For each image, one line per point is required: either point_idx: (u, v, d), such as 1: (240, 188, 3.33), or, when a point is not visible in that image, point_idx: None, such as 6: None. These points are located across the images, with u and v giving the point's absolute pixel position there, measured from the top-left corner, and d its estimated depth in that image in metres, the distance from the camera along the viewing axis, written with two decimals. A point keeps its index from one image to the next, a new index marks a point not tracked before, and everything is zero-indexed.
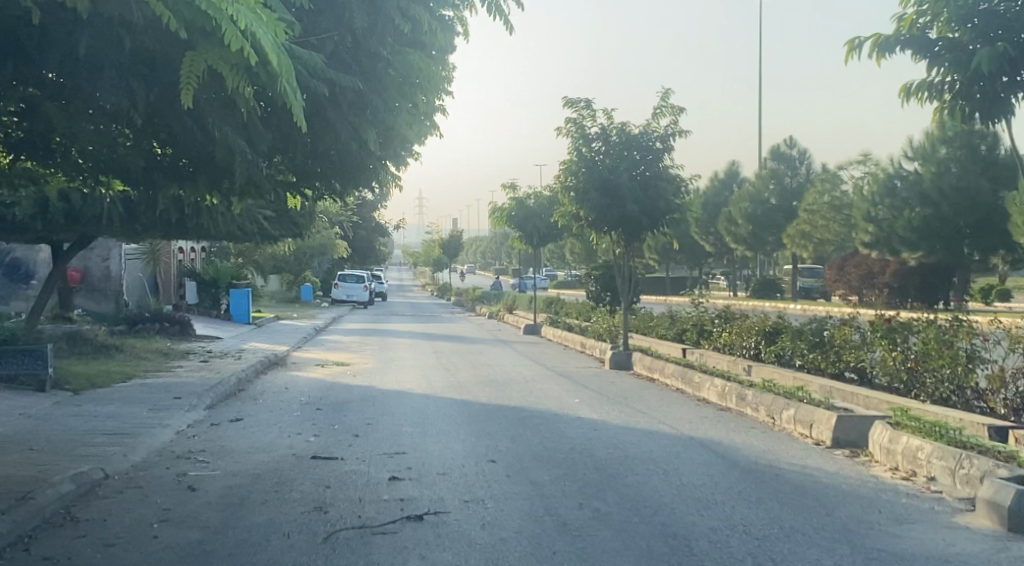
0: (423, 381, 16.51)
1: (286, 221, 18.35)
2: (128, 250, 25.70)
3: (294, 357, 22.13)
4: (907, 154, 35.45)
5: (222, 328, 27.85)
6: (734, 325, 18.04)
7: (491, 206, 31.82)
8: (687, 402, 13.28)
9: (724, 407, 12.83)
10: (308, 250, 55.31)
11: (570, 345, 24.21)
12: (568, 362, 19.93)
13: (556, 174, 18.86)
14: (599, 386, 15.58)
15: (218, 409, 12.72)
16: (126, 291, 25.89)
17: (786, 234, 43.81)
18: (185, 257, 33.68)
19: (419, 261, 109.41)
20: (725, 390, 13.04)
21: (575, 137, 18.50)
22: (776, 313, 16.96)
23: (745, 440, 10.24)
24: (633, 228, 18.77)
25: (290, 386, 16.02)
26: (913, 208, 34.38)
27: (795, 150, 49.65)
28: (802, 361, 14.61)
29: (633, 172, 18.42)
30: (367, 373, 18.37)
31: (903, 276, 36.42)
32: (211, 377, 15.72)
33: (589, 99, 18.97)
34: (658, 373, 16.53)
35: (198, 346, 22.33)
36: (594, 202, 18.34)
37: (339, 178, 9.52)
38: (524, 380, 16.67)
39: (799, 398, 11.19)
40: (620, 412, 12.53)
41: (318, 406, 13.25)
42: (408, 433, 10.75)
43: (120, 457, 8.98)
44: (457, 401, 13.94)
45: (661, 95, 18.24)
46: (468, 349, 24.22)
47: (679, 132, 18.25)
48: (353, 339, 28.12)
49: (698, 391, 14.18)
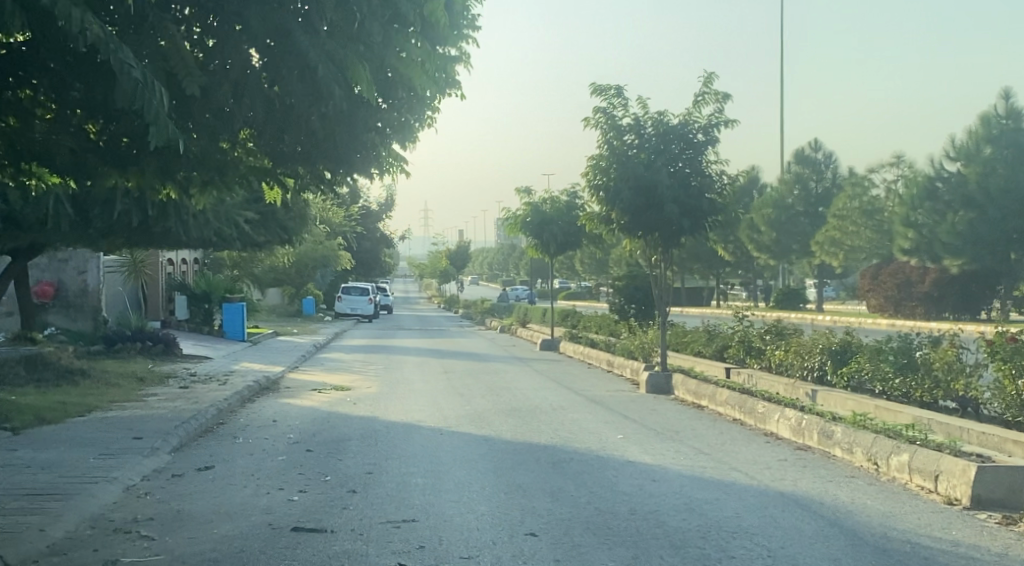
0: (434, 411, 14.24)
1: (270, 224, 16.28)
2: (107, 262, 23.57)
3: (288, 380, 19.86)
4: (950, 153, 33.15)
5: (212, 347, 25.71)
6: (789, 343, 15.76)
7: (504, 212, 29.53)
8: (754, 439, 11.00)
9: (803, 445, 10.53)
10: (310, 262, 53.13)
11: (595, 364, 21.96)
12: (597, 384, 17.66)
13: (583, 171, 16.60)
14: (640, 416, 13.32)
15: (187, 452, 10.43)
16: (106, 306, 23.74)
17: (814, 241, 41.49)
18: (175, 269, 31.47)
19: (425, 273, 107.34)
20: (802, 424, 10.75)
21: (606, 130, 16.28)
22: (842, 330, 14.70)
23: (854, 497, 7.93)
24: (672, 234, 16.49)
25: (281, 417, 13.75)
26: (956, 211, 32.05)
27: (820, 153, 47.70)
28: (885, 387, 12.31)
29: (671, 168, 16.17)
30: (370, 400, 16.10)
31: (943, 285, 34.16)
32: (186, 407, 13.47)
33: (620, 86, 16.74)
34: (707, 399, 14.25)
35: (181, 367, 20.07)
36: (627, 202, 16.08)
37: (324, 146, 7.59)
38: (551, 407, 14.43)
39: (911, 438, 8.91)
40: (677, 453, 10.26)
41: (308, 447, 10.94)
42: (419, 488, 8.47)
43: (35, 533, 6.69)
44: (475, 437, 11.67)
45: (704, 80, 16.08)
46: (482, 369, 21.99)
47: (725, 122, 16.01)
48: (356, 357, 25.86)
49: (763, 423, 11.89)
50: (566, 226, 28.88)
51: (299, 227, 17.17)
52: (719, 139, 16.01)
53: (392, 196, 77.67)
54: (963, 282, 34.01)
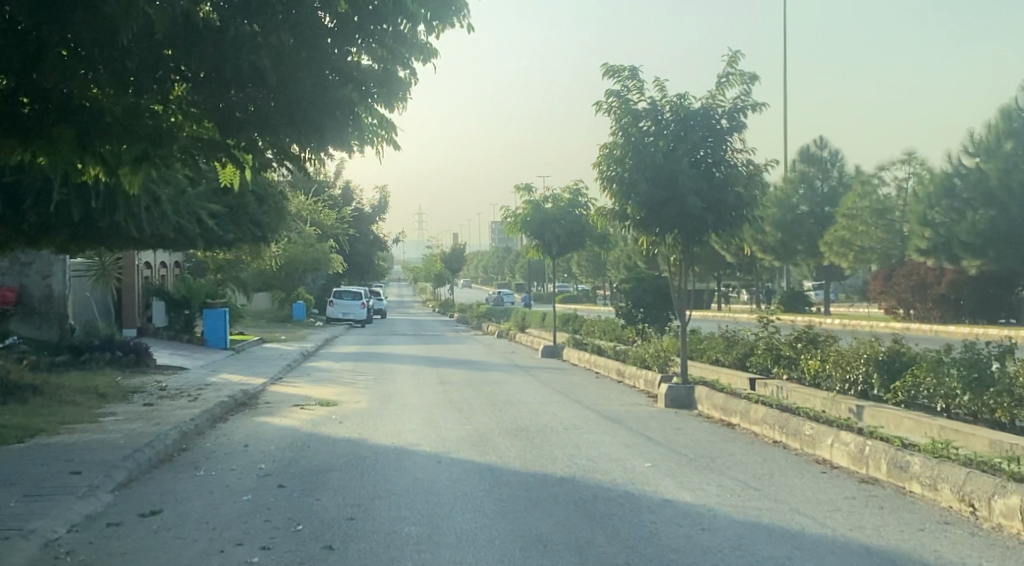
0: (429, 431, 12.54)
1: (240, 219, 14.83)
2: (74, 266, 21.89)
3: (269, 393, 18.16)
4: (968, 148, 31.20)
5: (190, 357, 24.06)
6: (824, 351, 14.07)
7: (502, 211, 27.83)
8: (806, 470, 9.31)
9: (870, 478, 8.84)
10: (300, 266, 51.37)
11: (604, 374, 20.27)
12: (609, 398, 16.01)
13: (594, 162, 14.91)
14: (664, 437, 11.66)
15: (134, 492, 8.74)
16: (72, 313, 22.06)
17: (823, 241, 39.82)
18: (154, 272, 29.77)
19: (421, 277, 105.47)
20: (865, 451, 9.08)
21: (620, 115, 14.61)
22: (885, 337, 13.04)
23: (961, 557, 6.25)
24: (693, 231, 14.78)
25: (255, 439, 12.10)
26: (976, 209, 30.35)
27: (826, 151, 46.00)
28: (949, 404, 10.66)
29: (694, 156, 14.48)
30: (356, 417, 14.40)
31: (960, 287, 32.36)
32: (144, 430, 11.78)
33: (634, 67, 15.07)
34: (737, 417, 12.55)
35: (152, 381, 18.37)
36: (644, 196, 14.41)
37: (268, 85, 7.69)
38: (561, 426, 12.78)
39: (1018, 476, 7.23)
40: (720, 488, 8.60)
41: (281, 481, 9.28)
42: (410, 543, 6.78)
43: None
44: (477, 466, 10.00)
45: (729, 60, 14.40)
46: (481, 379, 20.31)
47: (752, 105, 14.31)
48: (345, 366, 24.14)
49: (812, 449, 10.21)
50: (568, 226, 27.20)
51: (276, 225, 15.67)
52: (746, 125, 14.33)
53: (385, 198, 75.79)
54: (981, 283, 32.15)
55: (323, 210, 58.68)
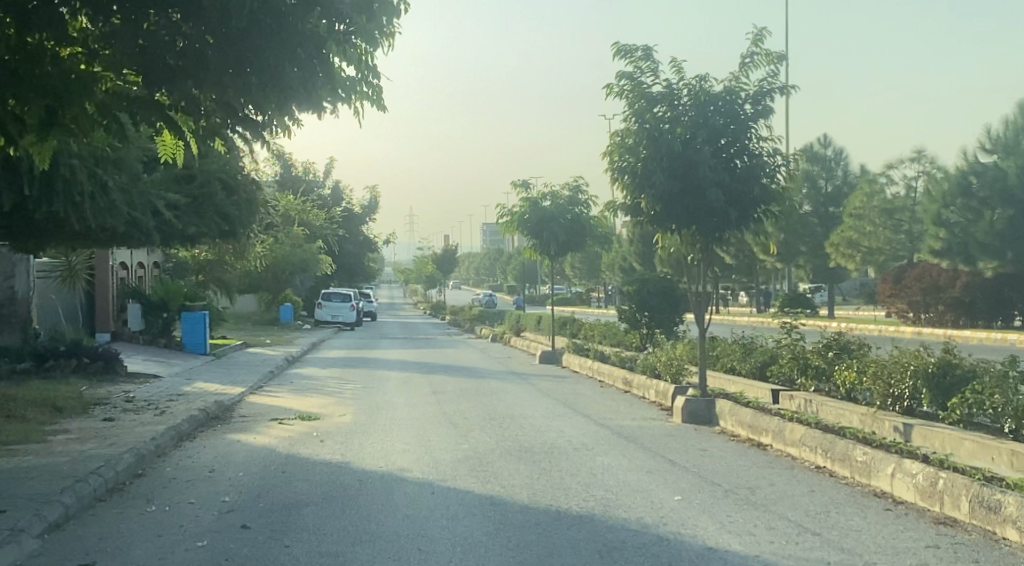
0: (420, 453, 11.08)
1: (204, 209, 13.62)
2: (39, 266, 20.42)
3: (248, 405, 16.71)
4: (985, 145, 29.94)
5: (165, 364, 22.58)
6: (862, 362, 12.66)
7: (499, 209, 26.44)
8: (867, 507, 7.89)
9: (948, 518, 7.42)
10: (287, 267, 49.86)
11: (610, 383, 18.86)
12: (619, 412, 14.59)
13: (603, 151, 13.50)
14: (689, 460, 10.24)
15: (67, 538, 7.24)
16: (37, 317, 20.58)
17: (828, 242, 38.52)
18: (131, 274, 28.27)
19: (412, 279, 103.92)
20: (939, 485, 7.66)
21: (633, 100, 13.21)
22: (931, 347, 11.66)
23: None
24: (713, 229, 13.35)
25: (223, 463, 10.62)
26: (993, 208, 29.07)
27: (830, 149, 44.71)
28: (1020, 426, 9.26)
29: (715, 144, 13.08)
30: (338, 433, 12.92)
31: (975, 290, 31.12)
32: (96, 452, 10.32)
33: (648, 46, 13.66)
34: (769, 436, 11.12)
35: (118, 392, 16.88)
36: (660, 189, 13.00)
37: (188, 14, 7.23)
38: (571, 447, 11.36)
39: None
40: (771, 532, 7.16)
41: (245, 520, 7.80)
42: None
43: None
44: (478, 499, 8.55)
45: (755, 38, 13.00)
46: (477, 388, 18.86)
47: (781, 87, 12.88)
48: (331, 374, 22.67)
49: (868, 478, 8.78)
50: (567, 225, 25.82)
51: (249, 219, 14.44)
52: (773, 111, 12.94)
53: (376, 198, 74.25)
54: (997, 286, 30.91)
55: (312, 210, 57.19)
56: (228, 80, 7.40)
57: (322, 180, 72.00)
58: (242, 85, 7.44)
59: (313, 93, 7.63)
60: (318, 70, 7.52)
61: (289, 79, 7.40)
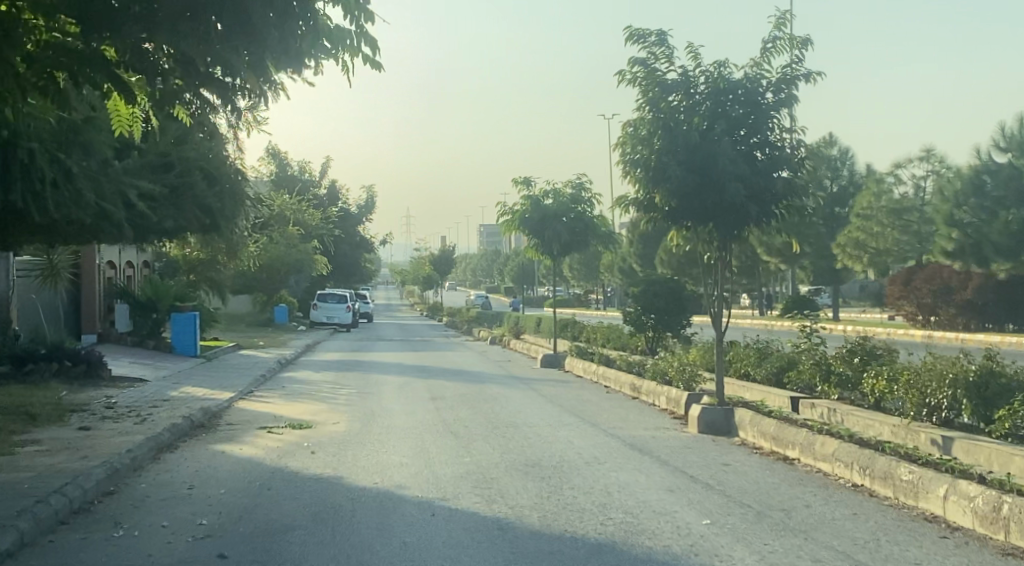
0: (419, 467, 10.22)
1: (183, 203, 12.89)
2: (19, 264, 19.53)
3: (237, 412, 15.83)
4: (999, 143, 29.20)
5: (152, 367, 21.72)
6: (893, 369, 11.82)
7: (499, 207, 25.59)
8: (920, 534, 7.05)
9: (1015, 549, 6.57)
10: (282, 267, 48.98)
11: (617, 389, 18.00)
12: (630, 421, 13.73)
13: (614, 142, 12.65)
14: (712, 477, 9.39)
15: None
16: (17, 318, 19.68)
17: (835, 244, 37.72)
18: (119, 273, 27.36)
19: (409, 280, 103.04)
20: (1003, 511, 6.82)
21: (647, 87, 12.37)
22: (969, 354, 10.84)
23: None
24: (732, 227, 12.48)
25: (203, 478, 9.74)
26: (1008, 208, 28.31)
27: (835, 149, 43.93)
28: None
29: (735, 135, 12.23)
30: (330, 443, 12.05)
31: (988, 292, 30.41)
32: (64, 466, 9.43)
33: (662, 31, 12.81)
34: (797, 450, 10.28)
35: (99, 397, 15.98)
36: (676, 183, 12.14)
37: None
38: (582, 461, 10.50)
39: None
40: None
41: (222, 549, 6.90)
42: None
43: None
44: (484, 523, 7.67)
45: (777, 21, 12.17)
46: (478, 394, 18.01)
47: (806, 73, 12.05)
48: (325, 378, 21.80)
49: (915, 500, 7.93)
50: (570, 224, 24.98)
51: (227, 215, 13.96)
52: (797, 99, 12.09)
53: (372, 198, 73.38)
54: (1010, 287, 30.22)
55: (307, 210, 56.35)
56: (183, 25, 6.77)
57: (317, 180, 71.18)
58: (202, 30, 6.83)
59: (294, 48, 7.10)
60: (297, 13, 6.93)
61: (260, 23, 6.83)
